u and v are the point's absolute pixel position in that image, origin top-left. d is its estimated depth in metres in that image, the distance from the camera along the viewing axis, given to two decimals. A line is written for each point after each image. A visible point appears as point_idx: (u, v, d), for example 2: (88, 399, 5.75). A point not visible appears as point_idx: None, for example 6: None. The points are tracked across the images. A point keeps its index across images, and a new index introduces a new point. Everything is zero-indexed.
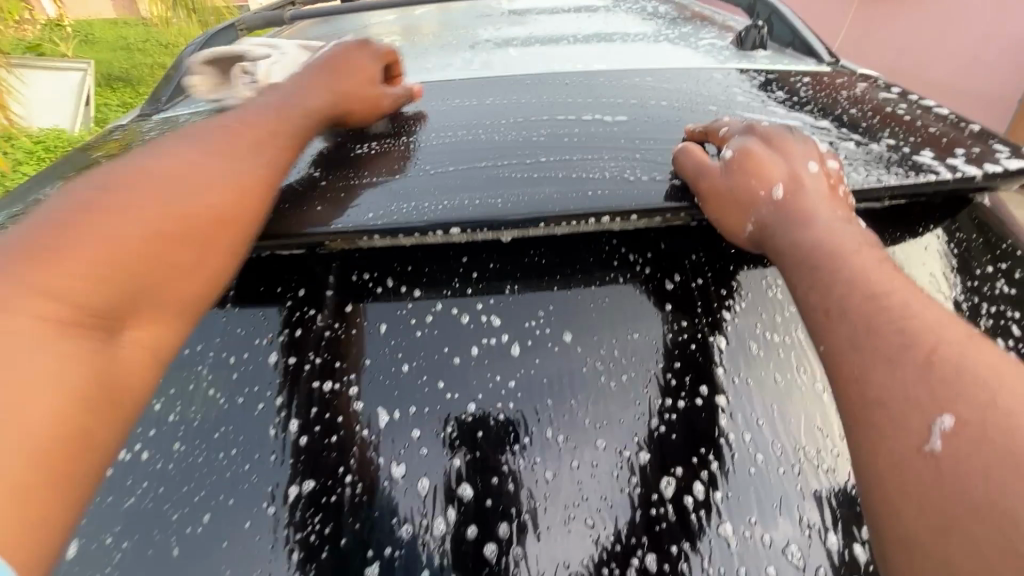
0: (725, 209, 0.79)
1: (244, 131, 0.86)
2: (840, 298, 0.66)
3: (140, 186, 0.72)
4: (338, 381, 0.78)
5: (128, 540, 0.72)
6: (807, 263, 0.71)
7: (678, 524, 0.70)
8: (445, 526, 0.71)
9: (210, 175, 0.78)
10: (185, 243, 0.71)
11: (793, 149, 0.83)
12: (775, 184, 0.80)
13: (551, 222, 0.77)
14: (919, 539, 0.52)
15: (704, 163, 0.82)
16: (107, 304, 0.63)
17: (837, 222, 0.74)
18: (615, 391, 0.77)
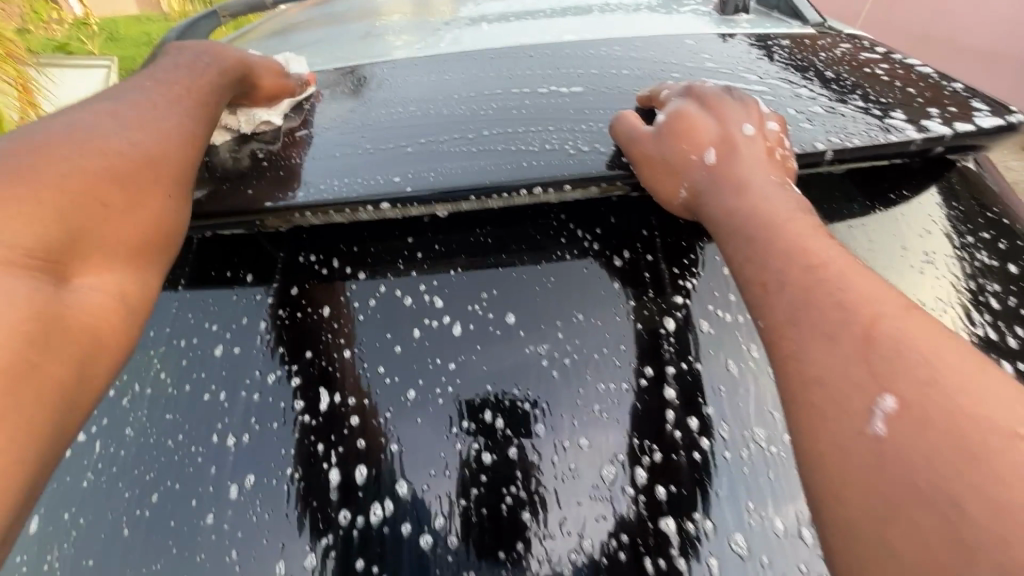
0: (658, 176, 0.76)
1: (183, 86, 0.86)
2: (776, 270, 0.62)
3: (103, 125, 0.73)
4: (285, 367, 0.78)
5: (84, 517, 0.74)
6: (738, 230, 0.68)
7: (618, 516, 0.69)
8: (381, 515, 0.70)
9: (160, 120, 0.78)
10: (140, 193, 0.70)
11: (728, 109, 0.79)
12: (707, 146, 0.78)
13: (482, 196, 0.75)
14: (861, 526, 0.48)
15: (637, 129, 0.79)
16: (63, 240, 0.62)
17: (772, 185, 0.71)
18: (558, 379, 0.75)
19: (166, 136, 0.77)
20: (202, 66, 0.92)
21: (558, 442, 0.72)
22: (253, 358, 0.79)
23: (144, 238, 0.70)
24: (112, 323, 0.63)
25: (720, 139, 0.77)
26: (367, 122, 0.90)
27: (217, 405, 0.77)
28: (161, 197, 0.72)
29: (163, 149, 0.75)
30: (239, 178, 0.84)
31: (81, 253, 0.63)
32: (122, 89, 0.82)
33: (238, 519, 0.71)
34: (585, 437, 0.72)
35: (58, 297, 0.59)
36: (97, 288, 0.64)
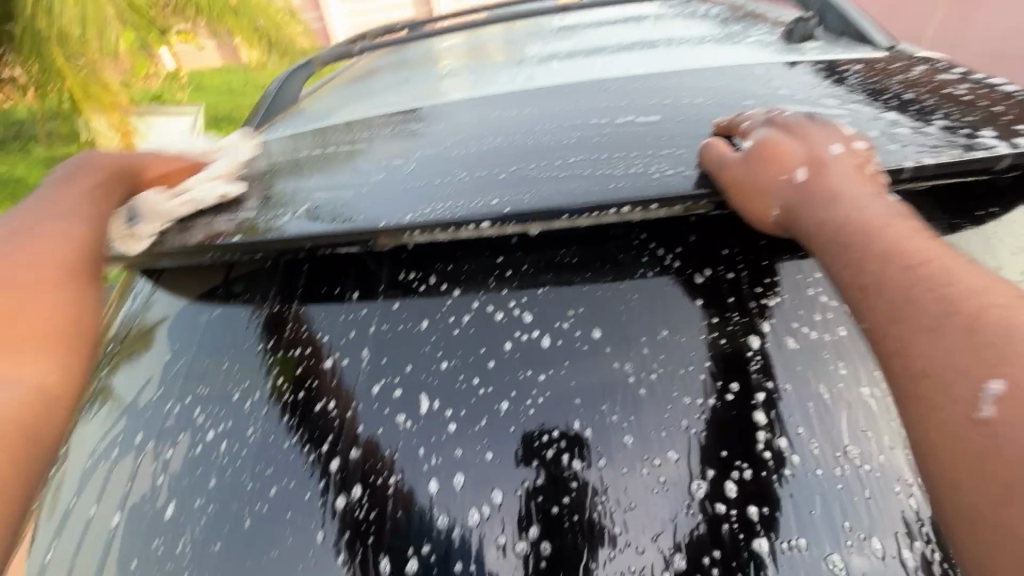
0: (748, 199, 0.80)
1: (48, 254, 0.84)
2: (876, 274, 0.66)
3: None
4: (386, 378, 0.84)
5: (213, 505, 0.80)
6: (838, 240, 0.71)
7: (708, 531, 0.70)
8: (478, 518, 0.74)
9: (16, 307, 0.78)
10: (22, 305, 0.79)
11: (813, 132, 0.83)
12: (795, 168, 0.81)
13: (574, 215, 0.80)
14: (980, 510, 0.52)
15: (722, 154, 0.83)
16: None
17: (866, 199, 0.74)
18: (645, 397, 0.78)
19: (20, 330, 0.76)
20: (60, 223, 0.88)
21: (645, 459, 0.75)
22: (357, 368, 0.85)
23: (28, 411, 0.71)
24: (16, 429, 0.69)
25: (809, 160, 0.80)
26: (456, 153, 0.95)
27: (327, 415, 0.83)
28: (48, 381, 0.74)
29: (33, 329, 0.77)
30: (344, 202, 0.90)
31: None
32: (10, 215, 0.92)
33: (347, 517, 0.77)
34: (672, 450, 0.75)
35: None
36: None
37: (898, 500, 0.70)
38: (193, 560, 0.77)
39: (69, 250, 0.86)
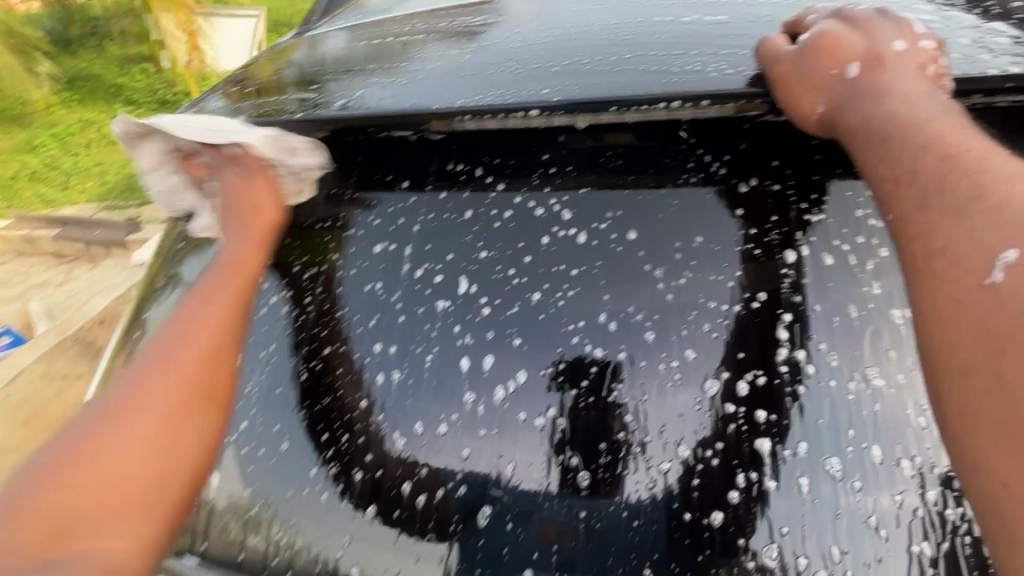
0: (796, 91, 0.75)
1: (205, 283, 0.84)
2: (913, 165, 0.64)
3: (166, 369, 0.76)
4: (429, 264, 0.87)
5: (275, 357, 0.91)
6: (880, 133, 0.68)
7: (716, 426, 0.74)
8: (503, 396, 0.79)
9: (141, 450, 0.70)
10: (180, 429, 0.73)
11: (878, 26, 0.77)
12: (851, 60, 0.75)
13: (621, 108, 0.77)
14: (975, 362, 0.54)
15: (778, 46, 0.79)
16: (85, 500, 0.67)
17: (917, 96, 0.70)
18: (673, 304, 0.79)
19: (158, 411, 0.73)
20: (219, 268, 0.86)
21: (664, 357, 0.78)
22: (403, 250, 0.89)
23: (139, 498, 0.69)
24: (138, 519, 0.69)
25: (867, 55, 0.74)
26: (513, 46, 0.94)
27: (375, 295, 0.89)
28: (141, 480, 0.70)
29: (169, 409, 0.74)
30: (395, 92, 0.91)
31: (82, 531, 0.66)
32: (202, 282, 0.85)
33: (387, 382, 0.84)
34: (690, 349, 0.78)
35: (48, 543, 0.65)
36: (89, 555, 0.64)
37: (906, 417, 0.72)
38: (256, 401, 0.89)
39: (207, 348, 0.78)
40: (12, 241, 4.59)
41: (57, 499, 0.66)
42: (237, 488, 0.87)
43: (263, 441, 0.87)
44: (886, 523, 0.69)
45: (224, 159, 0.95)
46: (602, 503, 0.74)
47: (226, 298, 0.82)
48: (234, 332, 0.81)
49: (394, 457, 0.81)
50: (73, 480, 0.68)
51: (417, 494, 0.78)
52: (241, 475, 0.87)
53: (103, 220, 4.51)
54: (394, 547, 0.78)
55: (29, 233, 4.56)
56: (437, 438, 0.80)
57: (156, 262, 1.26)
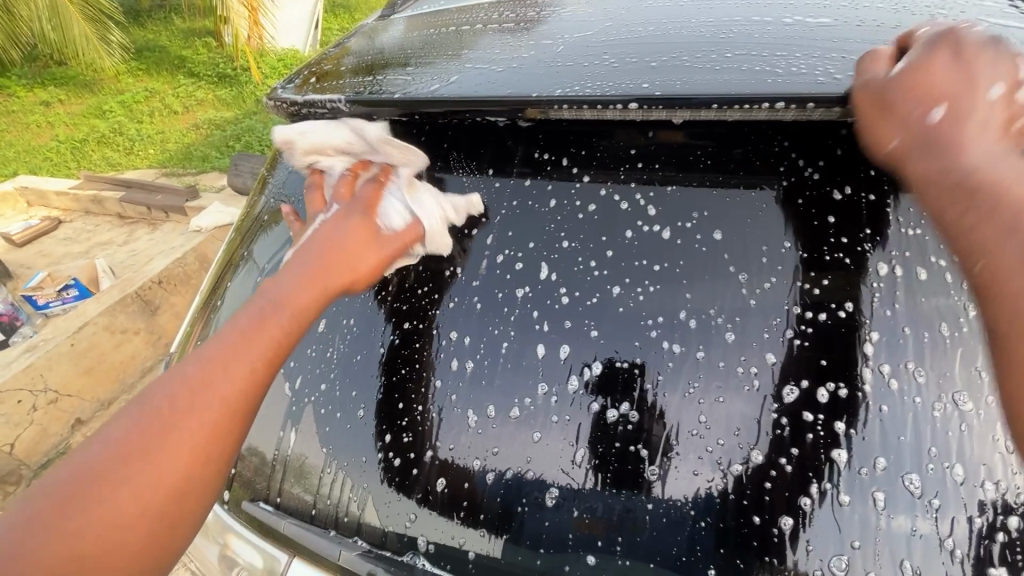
0: (869, 128, 0.69)
1: (238, 333, 0.72)
2: (1012, 226, 0.58)
3: (196, 402, 0.68)
4: (511, 250, 0.89)
5: (355, 329, 0.95)
6: (966, 190, 0.60)
7: (792, 433, 0.73)
8: (576, 386, 0.81)
9: (158, 484, 0.64)
10: (200, 471, 0.66)
11: (991, 58, 0.65)
12: (941, 99, 0.64)
13: (725, 105, 0.73)
14: None
15: (871, 71, 0.72)
16: (95, 541, 0.61)
17: (997, 155, 0.61)
18: (755, 308, 0.78)
19: (167, 483, 0.64)
20: (260, 308, 0.75)
21: (743, 360, 0.77)
22: (485, 237, 0.92)
23: (147, 549, 0.63)
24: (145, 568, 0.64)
25: (959, 96, 0.64)
26: (605, 38, 0.94)
27: (456, 280, 0.92)
28: (135, 556, 0.62)
29: (191, 454, 0.66)
30: (483, 77, 0.91)
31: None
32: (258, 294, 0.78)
33: (461, 368, 0.87)
34: (770, 353, 0.76)
35: None
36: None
37: (994, 443, 0.70)
38: (336, 372, 0.94)
39: (227, 415, 0.68)
40: (80, 201, 4.85)
41: (63, 540, 0.60)
42: (312, 451, 0.92)
43: (340, 407, 0.92)
44: (962, 546, 0.68)
45: (374, 198, 0.90)
46: (669, 499, 0.75)
47: (258, 352, 0.72)
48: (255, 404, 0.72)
49: (466, 433, 0.84)
50: (74, 552, 0.60)
51: (487, 471, 0.82)
52: (319, 436, 0.92)
53: (163, 186, 4.70)
54: (460, 517, 0.82)
55: (96, 193, 4.80)
56: (509, 419, 0.82)
57: (235, 238, 1.32)
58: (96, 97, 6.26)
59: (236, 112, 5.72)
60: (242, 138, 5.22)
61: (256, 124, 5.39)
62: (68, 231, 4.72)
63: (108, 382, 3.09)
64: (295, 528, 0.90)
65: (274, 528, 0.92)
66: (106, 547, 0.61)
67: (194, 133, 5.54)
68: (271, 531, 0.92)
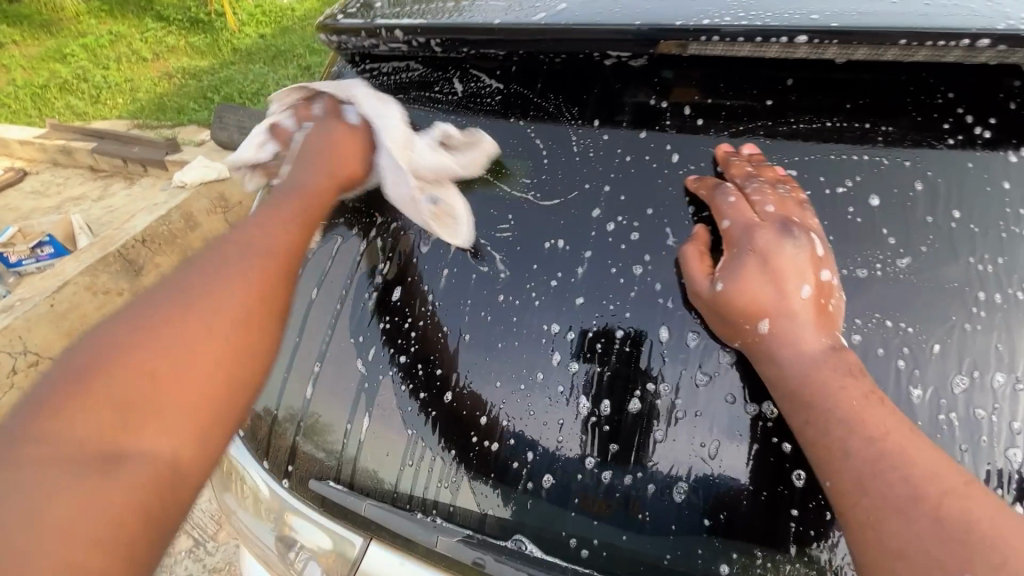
0: (728, 322, 0.69)
1: (257, 221, 0.79)
2: (846, 445, 0.59)
3: (232, 271, 0.71)
4: (624, 217, 0.78)
5: (439, 304, 0.85)
6: (791, 395, 0.63)
7: (961, 432, 0.63)
8: (706, 385, 0.71)
9: (190, 328, 0.64)
10: (251, 331, 0.68)
11: (782, 224, 0.70)
12: (764, 311, 0.67)
13: (912, 44, 0.62)
14: None
15: (694, 280, 0.72)
16: (131, 397, 0.59)
17: (820, 356, 0.64)
18: (920, 287, 0.67)
19: (231, 313, 0.68)
20: (287, 194, 0.84)
21: (906, 352, 0.65)
22: (592, 204, 0.80)
23: (213, 407, 0.63)
24: (245, 339, 0.68)
25: (810, 268, 0.68)
26: None
27: (558, 254, 0.80)
28: (196, 408, 0.62)
29: (250, 312, 0.69)
30: (594, 7, 0.78)
31: (153, 418, 0.59)
32: (253, 214, 0.80)
33: (564, 365, 0.77)
34: (937, 343, 0.65)
35: (119, 453, 0.57)
36: (156, 453, 0.58)
37: None
38: (415, 355, 0.84)
39: (281, 273, 0.74)
40: (48, 151, 4.49)
41: (108, 384, 0.59)
42: (393, 434, 0.83)
43: (425, 387, 0.83)
44: None
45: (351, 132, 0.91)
46: (822, 501, 0.66)
47: (290, 230, 0.79)
48: (295, 259, 0.77)
49: (574, 425, 0.75)
50: (143, 370, 0.60)
51: (602, 467, 0.73)
52: (401, 418, 0.83)
53: (140, 137, 4.36)
54: (573, 512, 0.74)
55: (64, 143, 4.43)
56: (627, 414, 0.73)
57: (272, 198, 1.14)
58: (57, 39, 5.74)
59: (213, 60, 5.31)
60: (223, 88, 4.83)
61: (235, 72, 5.00)
62: (36, 183, 4.39)
63: None
64: (377, 510, 0.81)
65: (347, 510, 0.83)
66: (180, 369, 0.62)
67: (166, 81, 5.12)
68: (346, 514, 0.83)
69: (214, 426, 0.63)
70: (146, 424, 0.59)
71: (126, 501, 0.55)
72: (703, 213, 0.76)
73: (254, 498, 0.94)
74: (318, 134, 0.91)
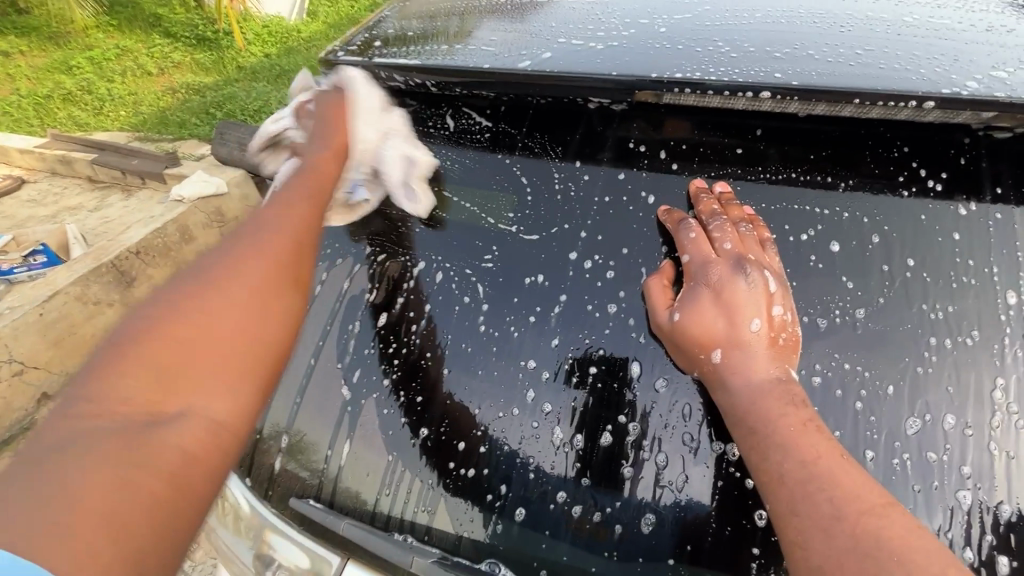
0: (683, 351, 0.74)
1: (303, 171, 0.76)
2: (781, 466, 0.61)
3: (270, 227, 0.66)
4: (601, 256, 0.83)
5: (422, 333, 0.89)
6: (742, 420, 0.67)
7: (913, 472, 0.67)
8: (673, 424, 0.75)
9: (212, 288, 0.59)
10: (281, 287, 0.62)
11: (737, 262, 0.75)
12: (716, 342, 0.72)
13: (867, 101, 0.68)
14: None
15: (656, 312, 0.77)
16: (171, 356, 0.54)
17: (768, 385, 0.68)
18: (873, 332, 0.71)
19: (268, 264, 0.62)
20: (303, 151, 0.81)
21: (862, 394, 0.70)
22: (573, 241, 0.84)
23: (232, 364, 0.56)
24: (277, 303, 0.61)
25: (760, 303, 0.72)
26: (713, 22, 0.87)
27: (538, 288, 0.84)
28: (243, 365, 0.56)
29: (270, 274, 0.62)
30: (579, 57, 0.84)
31: (194, 380, 0.54)
32: (289, 172, 0.78)
33: (536, 403, 0.80)
34: (890, 384, 0.70)
35: (159, 419, 0.51)
36: (200, 408, 0.52)
37: None
38: (398, 380, 0.87)
39: (290, 250, 0.65)
40: (47, 160, 4.52)
41: (160, 344, 0.54)
42: (374, 456, 0.85)
43: (407, 412, 0.86)
44: None
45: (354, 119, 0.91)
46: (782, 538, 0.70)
47: (304, 200, 0.72)
48: (315, 228, 0.70)
49: (548, 456, 0.78)
50: (194, 327, 0.56)
51: (572, 502, 0.76)
52: (382, 441, 0.85)
53: (140, 151, 4.42)
54: (545, 542, 0.76)
55: (64, 153, 4.47)
56: (598, 447, 0.77)
57: None
58: (63, 51, 5.84)
59: (217, 77, 5.40)
60: (225, 105, 4.92)
61: (238, 90, 5.09)
62: (33, 192, 4.41)
63: (77, 355, 2.92)
64: (355, 530, 0.81)
65: (325, 529, 0.82)
66: (224, 336, 0.56)
67: (169, 96, 5.21)
68: (327, 533, 0.82)
69: (252, 383, 0.56)
70: (191, 381, 0.53)
71: (170, 449, 0.49)
72: (668, 246, 0.82)
73: (236, 515, 0.94)
74: (302, 84, 0.99)
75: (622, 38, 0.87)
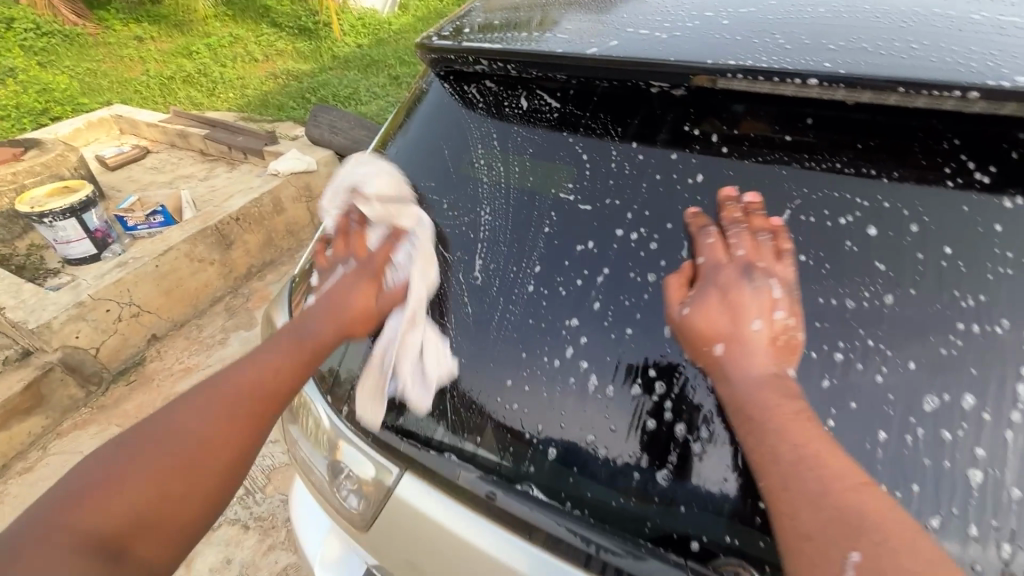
0: (688, 344, 0.80)
1: (232, 382, 0.88)
2: (774, 448, 0.67)
3: (185, 441, 0.82)
4: (647, 229, 0.92)
5: (482, 286, 1.01)
6: (740, 405, 0.72)
7: (924, 445, 0.71)
8: (697, 386, 0.82)
9: (149, 467, 0.79)
10: (189, 492, 0.80)
11: (746, 267, 0.80)
12: (718, 338, 0.77)
13: (911, 90, 0.74)
14: None
15: (669, 306, 0.83)
16: (99, 517, 0.75)
17: (760, 382, 0.73)
18: (899, 312, 0.76)
19: (174, 476, 0.80)
20: (247, 368, 0.90)
21: (881, 369, 0.75)
22: (623, 213, 0.94)
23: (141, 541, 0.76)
24: (185, 516, 0.80)
25: (760, 309, 0.77)
26: (777, 15, 0.93)
27: (588, 254, 0.94)
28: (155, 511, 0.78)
29: (189, 489, 0.80)
30: (643, 45, 0.93)
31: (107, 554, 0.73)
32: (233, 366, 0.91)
33: (574, 359, 0.90)
34: (912, 361, 0.74)
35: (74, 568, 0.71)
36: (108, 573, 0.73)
37: None
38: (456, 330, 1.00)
39: (213, 450, 0.82)
40: (168, 134, 5.11)
41: (87, 507, 0.75)
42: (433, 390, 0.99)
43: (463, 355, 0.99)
44: None
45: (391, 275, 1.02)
46: None
47: (243, 415, 0.86)
48: (243, 439, 0.85)
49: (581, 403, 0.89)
50: (106, 507, 0.75)
51: (598, 446, 0.87)
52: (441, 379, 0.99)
53: (245, 129, 4.90)
54: (572, 476, 0.87)
55: (182, 128, 5.04)
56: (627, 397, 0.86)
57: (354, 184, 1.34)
58: (186, 38, 6.54)
59: (314, 65, 5.86)
60: (320, 91, 5.34)
61: (332, 77, 5.51)
62: (155, 161, 5.01)
63: (182, 305, 3.34)
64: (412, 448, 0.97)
65: (389, 445, 0.99)
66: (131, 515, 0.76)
67: (273, 82, 5.72)
68: (389, 449, 0.99)
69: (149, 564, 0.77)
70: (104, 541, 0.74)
71: None
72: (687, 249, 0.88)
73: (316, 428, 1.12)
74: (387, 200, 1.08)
75: (686, 29, 0.95)
